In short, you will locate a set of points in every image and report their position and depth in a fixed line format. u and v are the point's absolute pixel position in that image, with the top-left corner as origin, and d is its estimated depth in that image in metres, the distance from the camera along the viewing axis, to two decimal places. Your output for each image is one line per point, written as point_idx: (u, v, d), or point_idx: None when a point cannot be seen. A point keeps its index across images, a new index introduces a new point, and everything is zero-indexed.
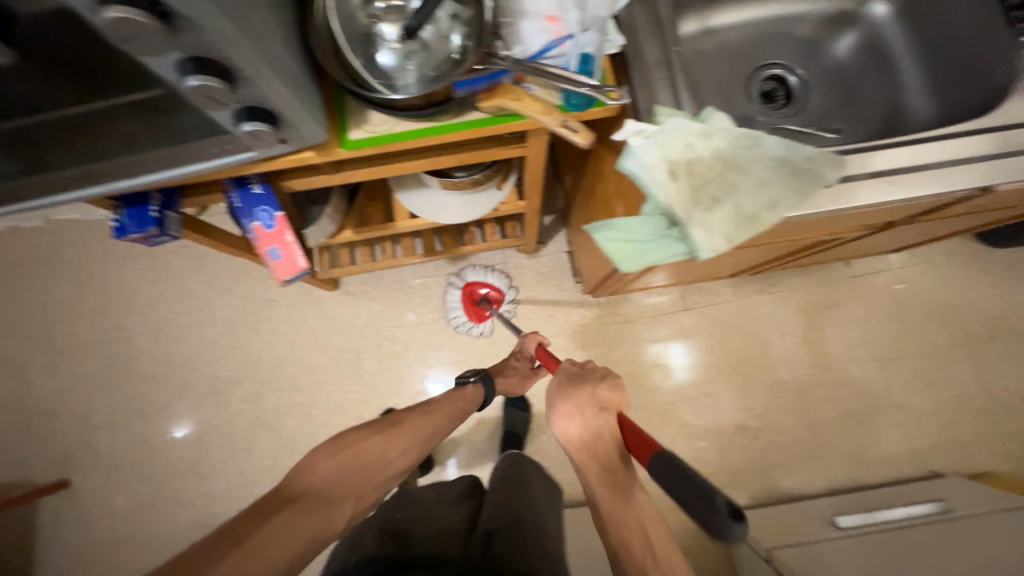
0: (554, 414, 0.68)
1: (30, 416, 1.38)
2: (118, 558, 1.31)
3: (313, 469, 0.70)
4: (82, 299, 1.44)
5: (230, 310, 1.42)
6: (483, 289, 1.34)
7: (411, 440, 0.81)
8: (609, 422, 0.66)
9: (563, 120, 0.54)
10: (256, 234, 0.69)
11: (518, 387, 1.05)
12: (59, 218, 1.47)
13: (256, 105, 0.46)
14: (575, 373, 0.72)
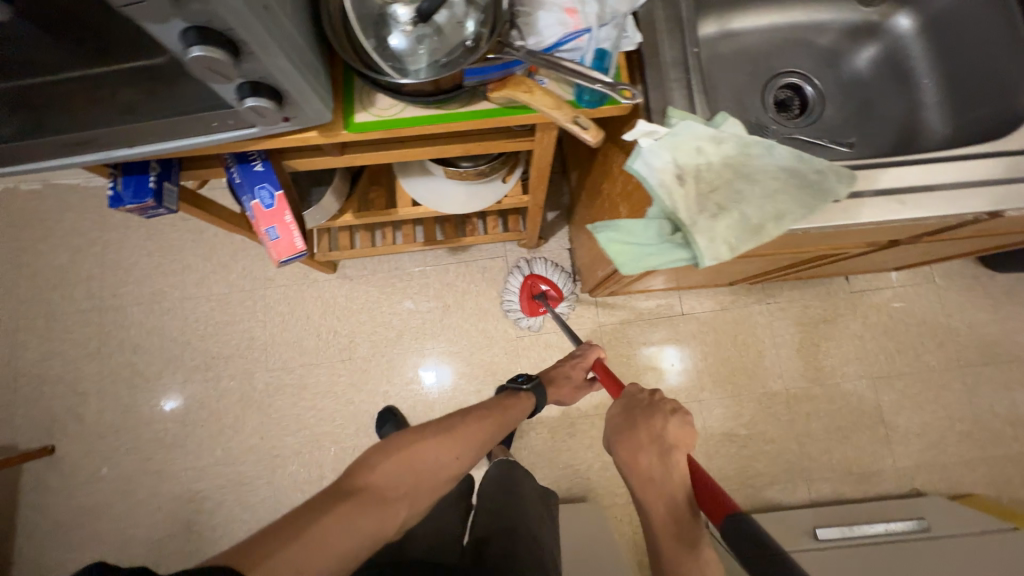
0: (622, 443, 0.69)
1: (19, 380, 1.37)
2: (103, 527, 1.31)
3: (374, 468, 0.70)
4: (76, 265, 1.42)
5: (225, 286, 1.41)
6: (546, 284, 1.32)
7: (466, 445, 0.80)
8: (681, 463, 0.65)
9: (574, 117, 0.53)
10: (254, 212, 0.67)
11: (569, 398, 1.04)
12: (55, 181, 1.45)
13: (260, 82, 0.44)
14: (646, 404, 0.73)
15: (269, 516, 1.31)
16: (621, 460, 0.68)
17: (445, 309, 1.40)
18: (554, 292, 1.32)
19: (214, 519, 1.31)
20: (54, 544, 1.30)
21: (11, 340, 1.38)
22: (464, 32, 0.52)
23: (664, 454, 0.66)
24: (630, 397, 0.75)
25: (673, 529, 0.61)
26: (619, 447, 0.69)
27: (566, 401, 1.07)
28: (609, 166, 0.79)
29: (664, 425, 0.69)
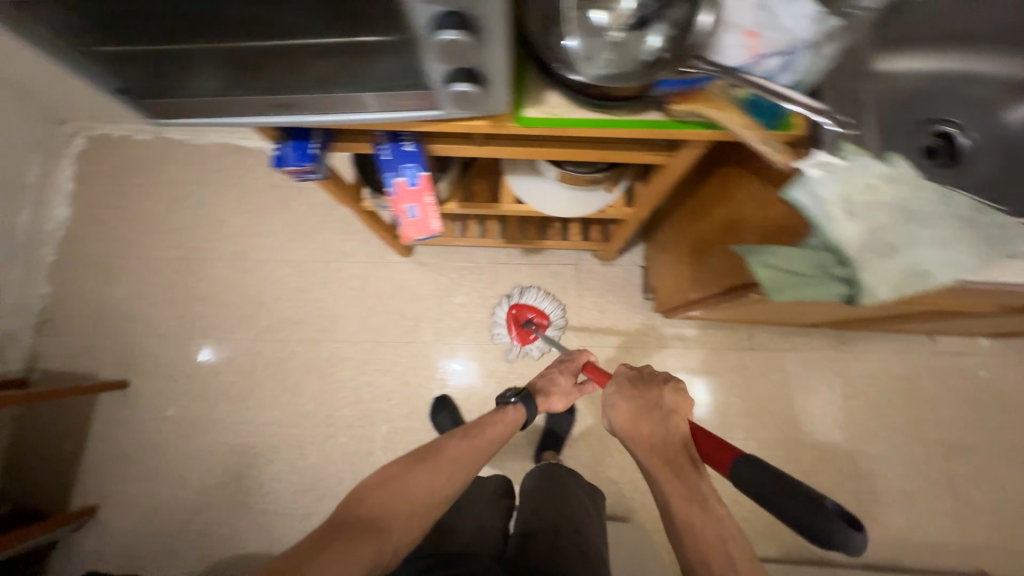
0: (621, 412, 0.76)
1: (106, 315, 1.45)
2: (161, 465, 1.37)
3: (367, 499, 0.73)
4: (172, 215, 1.51)
5: (306, 254, 1.47)
6: (531, 312, 1.36)
7: (455, 465, 0.81)
8: (679, 424, 0.72)
9: (766, 139, 0.54)
10: (396, 189, 0.69)
11: (559, 404, 1.01)
12: (167, 135, 1.55)
13: (474, 68, 0.46)
14: (637, 378, 0.80)
15: (315, 482, 1.34)
16: (624, 429, 0.75)
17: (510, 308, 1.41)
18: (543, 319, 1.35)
19: (264, 476, 1.35)
20: (115, 474, 1.37)
21: (104, 275, 1.47)
22: (646, 47, 0.51)
23: (663, 418, 0.73)
24: (625, 373, 0.82)
25: (677, 483, 0.65)
26: (618, 421, 0.76)
27: (555, 408, 1.04)
28: (727, 190, 0.80)
29: (660, 393, 0.76)
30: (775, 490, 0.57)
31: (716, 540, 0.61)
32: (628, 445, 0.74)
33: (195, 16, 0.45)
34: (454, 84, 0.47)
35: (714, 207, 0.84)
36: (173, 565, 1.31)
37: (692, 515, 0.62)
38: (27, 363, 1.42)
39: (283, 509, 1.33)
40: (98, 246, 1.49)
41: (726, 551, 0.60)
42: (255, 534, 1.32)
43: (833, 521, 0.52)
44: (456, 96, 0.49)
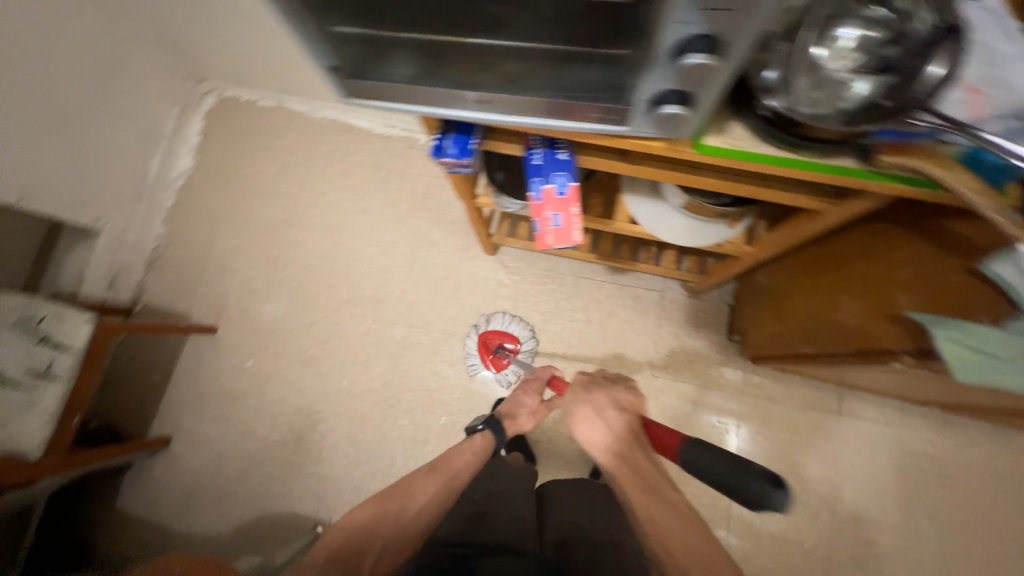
0: (578, 419, 0.81)
1: (208, 263, 1.56)
2: (233, 413, 1.46)
3: (338, 537, 0.81)
4: (280, 180, 1.60)
5: (395, 236, 1.52)
6: (500, 337, 1.36)
7: (416, 504, 0.85)
8: (629, 423, 0.79)
9: (997, 206, 0.48)
10: (542, 195, 0.69)
11: (526, 424, 1.01)
12: (286, 105, 1.64)
13: (692, 95, 0.46)
14: (587, 381, 0.86)
15: (370, 458, 1.38)
16: (582, 434, 0.79)
17: (586, 324, 1.39)
18: (513, 343, 1.35)
19: (324, 441, 1.40)
20: (191, 412, 1.47)
21: (212, 227, 1.58)
22: (851, 93, 0.49)
23: (615, 419, 0.80)
24: (577, 380, 0.88)
25: (635, 479, 0.73)
26: (578, 430, 0.80)
27: (524, 428, 1.04)
28: (874, 246, 0.75)
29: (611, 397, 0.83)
30: (716, 464, 0.70)
31: (677, 527, 0.69)
32: (589, 451, 0.79)
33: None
34: (663, 106, 0.48)
35: (850, 262, 0.80)
36: (229, 509, 1.38)
37: (656, 514, 0.70)
38: (134, 296, 1.55)
39: (337, 478, 1.38)
40: (211, 199, 1.60)
41: (688, 540, 0.68)
42: (307, 496, 1.37)
43: (760, 483, 0.66)
44: (659, 117, 0.49)
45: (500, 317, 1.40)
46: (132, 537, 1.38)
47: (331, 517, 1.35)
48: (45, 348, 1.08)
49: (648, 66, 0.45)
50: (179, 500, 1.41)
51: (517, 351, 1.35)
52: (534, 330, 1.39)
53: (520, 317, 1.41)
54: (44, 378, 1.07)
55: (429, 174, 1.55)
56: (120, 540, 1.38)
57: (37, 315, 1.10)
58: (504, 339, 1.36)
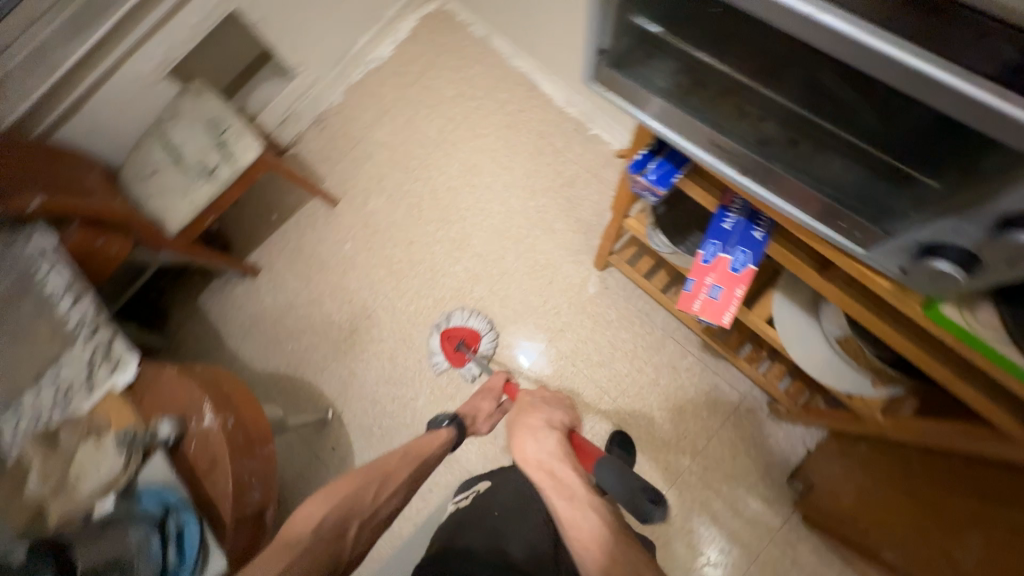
0: (516, 443, 0.89)
1: (358, 146, 1.67)
2: (314, 280, 1.59)
3: (308, 517, 0.78)
4: (452, 104, 1.66)
5: (521, 206, 1.53)
6: (460, 333, 1.40)
7: (387, 482, 0.86)
8: (557, 439, 0.88)
9: None
10: (713, 260, 0.65)
11: (484, 427, 1.08)
12: (492, 40, 1.67)
13: (981, 265, 0.40)
14: (527, 408, 0.99)
15: (397, 382, 1.45)
16: (517, 453, 0.88)
17: (649, 382, 1.32)
18: (472, 339, 1.39)
19: (370, 346, 1.50)
20: (285, 259, 1.62)
21: (377, 117, 1.69)
22: None
23: (543, 437, 0.88)
24: (521, 405, 1.01)
25: (559, 488, 0.78)
26: (516, 452, 0.88)
27: (480, 431, 1.10)
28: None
29: (540, 420, 0.94)
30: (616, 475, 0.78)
31: (591, 529, 0.71)
32: (524, 468, 0.85)
33: (757, 50, 0.44)
34: (938, 260, 0.42)
35: (986, 499, 0.67)
36: (272, 354, 1.54)
37: (578, 523, 0.72)
38: (291, 141, 1.70)
39: (363, 383, 1.47)
40: (389, 92, 1.70)
41: (600, 539, 0.69)
42: (333, 381, 1.48)
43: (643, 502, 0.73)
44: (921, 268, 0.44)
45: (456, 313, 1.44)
46: (197, 331, 1.59)
47: (343, 409, 1.46)
48: (218, 153, 1.23)
49: (952, 218, 0.39)
50: (240, 323, 1.58)
51: (478, 347, 1.39)
52: (492, 322, 1.42)
53: (479, 311, 1.44)
54: (206, 176, 1.22)
55: (581, 166, 1.53)
56: (189, 328, 1.60)
57: (226, 123, 1.25)
58: (462, 335, 1.40)
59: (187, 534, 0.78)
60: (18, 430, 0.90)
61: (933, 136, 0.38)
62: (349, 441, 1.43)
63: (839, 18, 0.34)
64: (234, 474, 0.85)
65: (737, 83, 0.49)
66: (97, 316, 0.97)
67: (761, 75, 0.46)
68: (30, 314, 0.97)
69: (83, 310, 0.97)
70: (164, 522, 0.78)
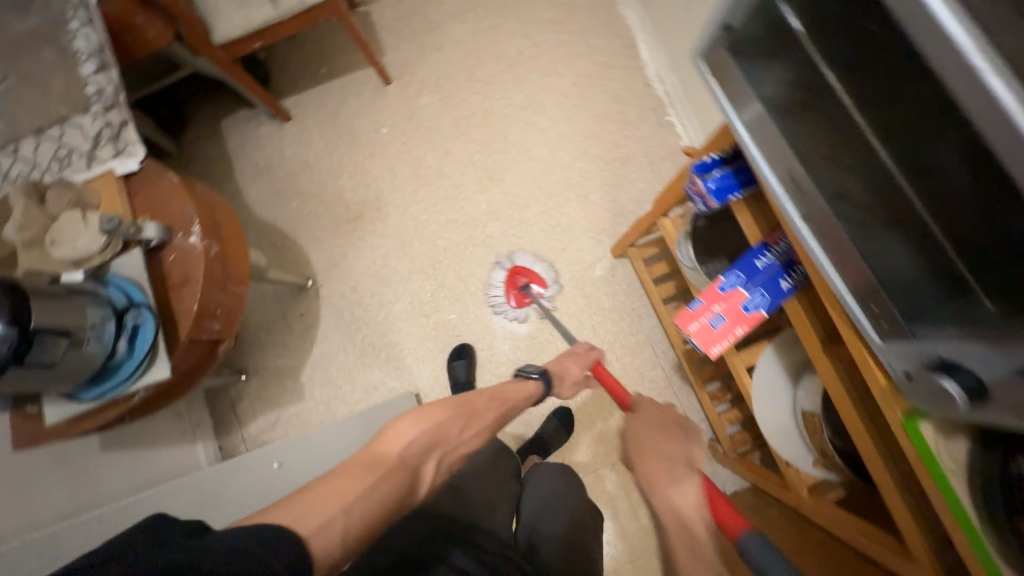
0: (646, 471, 0.86)
1: (432, 32, 1.56)
2: (339, 150, 1.54)
3: (398, 438, 0.80)
4: (543, 30, 1.53)
5: (566, 163, 1.46)
6: (530, 276, 1.38)
7: (473, 420, 0.92)
8: (690, 485, 0.80)
9: None
10: (728, 291, 0.63)
11: (569, 390, 1.10)
12: None
13: (984, 399, 0.39)
14: (658, 434, 0.90)
15: (383, 281, 1.46)
16: (644, 479, 0.85)
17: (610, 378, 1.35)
18: (538, 284, 1.38)
19: (370, 237, 1.48)
20: (318, 117, 1.56)
21: (463, 9, 1.56)
22: None
23: (681, 475, 0.82)
24: (652, 415, 0.94)
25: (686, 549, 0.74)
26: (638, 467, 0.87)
27: (565, 396, 1.12)
28: None
29: (682, 453, 0.86)
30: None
31: None
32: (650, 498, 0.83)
33: (882, 91, 0.38)
34: (944, 377, 0.41)
35: None
36: (275, 206, 1.53)
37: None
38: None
39: (351, 268, 1.47)
40: None
41: None
42: (323, 255, 1.49)
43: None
44: (925, 378, 0.43)
45: (522, 253, 1.41)
46: (209, 153, 1.56)
47: (322, 284, 1.47)
48: None
49: (983, 346, 0.37)
50: (255, 164, 1.55)
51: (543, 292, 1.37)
52: (559, 274, 1.40)
53: (545, 257, 1.42)
54: None
55: (642, 149, 1.44)
56: (203, 147, 1.56)
57: None
58: (530, 277, 1.38)
59: (141, 332, 0.80)
60: (9, 175, 0.90)
61: (1013, 259, 0.34)
62: (318, 315, 1.46)
63: (1009, 84, 0.28)
64: (199, 299, 0.86)
65: (846, 118, 0.42)
66: (116, 94, 0.92)
67: (869, 119, 0.40)
68: (49, 63, 0.92)
69: (105, 82, 0.92)
70: (123, 313, 0.80)
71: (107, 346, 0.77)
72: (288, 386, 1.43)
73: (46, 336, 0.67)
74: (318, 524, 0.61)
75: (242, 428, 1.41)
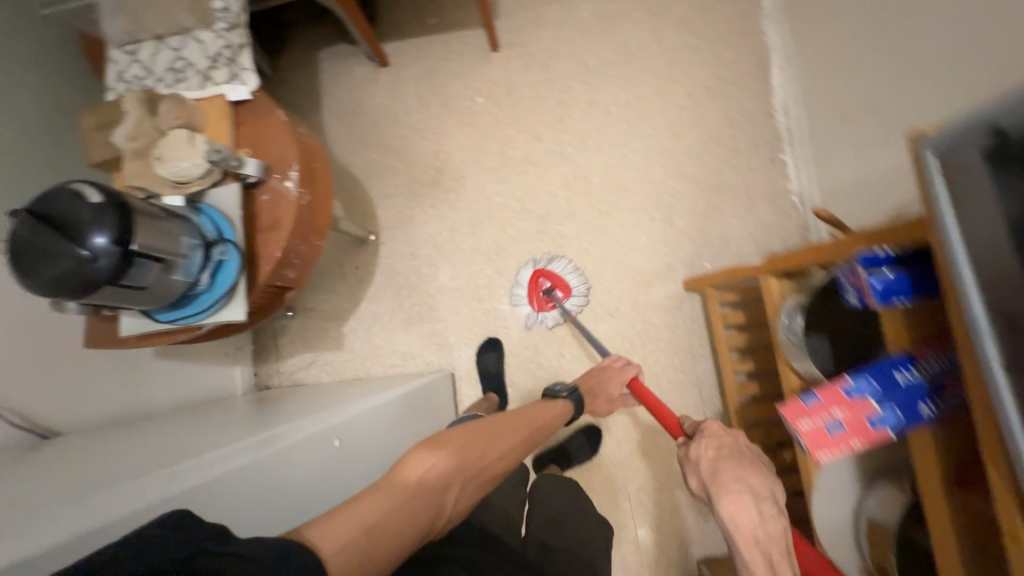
0: (725, 496, 0.70)
1: (554, 3, 1.45)
2: (430, 109, 1.48)
3: (415, 466, 0.72)
4: (673, 28, 1.41)
5: (661, 178, 1.37)
6: (555, 281, 1.33)
7: (498, 441, 0.86)
8: (775, 522, 0.67)
9: None
10: (855, 398, 0.57)
11: (603, 407, 1.15)
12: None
13: None
14: (731, 458, 0.76)
15: (445, 253, 1.43)
16: (724, 512, 0.69)
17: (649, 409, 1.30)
18: (563, 291, 1.33)
19: (441, 206, 1.45)
20: (415, 69, 1.49)
21: None
22: None
23: (762, 510, 0.68)
24: (717, 435, 0.82)
25: None
26: (723, 506, 0.69)
27: (598, 412, 1.18)
28: None
29: (762, 485, 0.72)
30: None
31: None
32: (724, 532, 0.68)
33: None
34: None
35: None
36: (354, 151, 1.49)
37: None
38: None
39: (414, 232, 1.45)
40: None
41: None
42: (391, 213, 1.46)
43: None
44: None
45: (552, 255, 1.36)
46: (301, 82, 1.53)
47: (384, 241, 1.46)
48: None
49: None
50: (343, 103, 1.51)
51: (567, 299, 1.33)
52: (587, 282, 1.35)
53: (577, 264, 1.36)
54: None
55: (745, 182, 1.34)
56: (296, 74, 1.53)
57: None
58: (557, 281, 1.34)
59: (225, 268, 0.80)
60: (125, 77, 0.89)
61: None
62: (373, 271, 1.45)
63: None
64: (283, 246, 0.85)
65: None
66: (240, 14, 0.89)
67: None
68: None
69: None
70: (211, 246, 0.79)
71: (191, 277, 0.76)
72: (330, 333, 1.45)
73: (142, 260, 0.67)
74: (342, 544, 0.56)
75: (279, 361, 1.45)
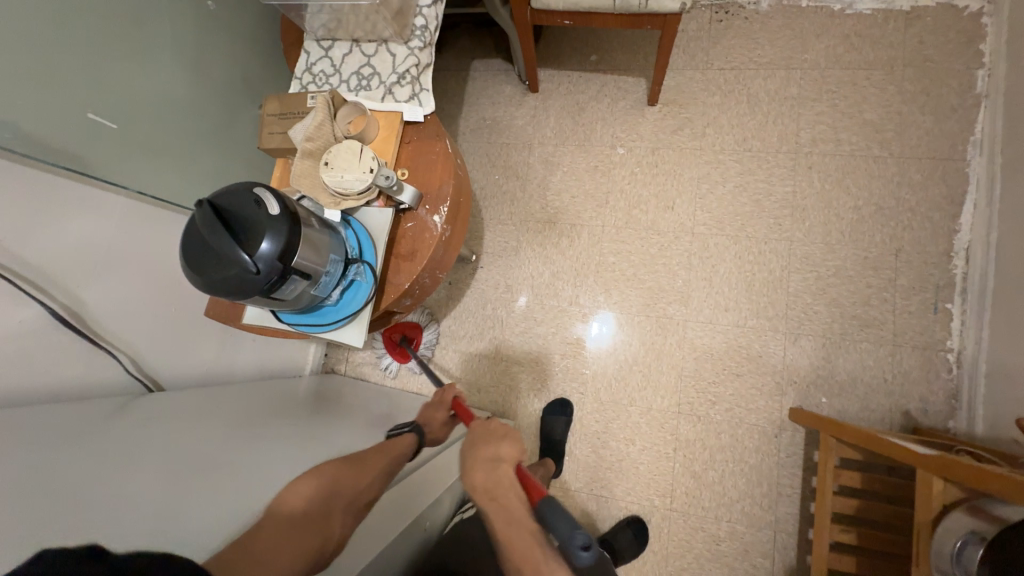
0: (466, 474, 0.77)
1: (729, 72, 1.36)
2: (567, 146, 1.43)
3: (297, 497, 0.69)
4: (855, 132, 1.27)
5: (797, 287, 1.24)
6: (402, 332, 1.36)
7: (379, 471, 0.79)
8: (505, 472, 0.76)
9: None
10: None
11: (440, 433, 0.99)
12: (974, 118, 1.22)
13: None
14: (475, 438, 0.82)
15: (539, 295, 1.37)
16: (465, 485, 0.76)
17: (713, 533, 1.17)
18: (414, 339, 1.37)
19: (550, 247, 1.39)
20: (563, 102, 1.45)
21: (777, 64, 1.34)
22: None
23: (494, 463, 0.77)
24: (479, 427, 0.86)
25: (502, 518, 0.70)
26: (466, 483, 0.76)
27: (438, 441, 1.02)
28: None
29: (499, 449, 0.79)
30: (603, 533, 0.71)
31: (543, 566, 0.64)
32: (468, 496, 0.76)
33: None
34: None
35: None
36: (479, 168, 1.48)
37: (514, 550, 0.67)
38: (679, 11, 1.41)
39: (516, 265, 1.40)
40: (816, 55, 1.32)
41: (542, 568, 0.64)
42: (498, 239, 1.43)
43: None
44: None
45: None
46: (448, 87, 1.53)
47: (483, 265, 1.43)
48: None
49: None
50: (482, 118, 1.50)
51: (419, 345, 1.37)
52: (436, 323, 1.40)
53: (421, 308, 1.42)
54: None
55: (895, 321, 1.18)
56: (446, 78, 1.53)
57: None
58: (405, 331, 1.37)
59: (358, 287, 0.79)
60: (313, 70, 0.92)
61: None
62: (463, 291, 1.43)
63: None
64: (412, 279, 0.82)
65: None
66: (435, 33, 0.89)
67: None
68: None
69: (431, 18, 0.89)
70: (349, 263, 0.77)
71: (325, 292, 0.75)
72: None
73: (295, 277, 0.66)
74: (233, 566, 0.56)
75: (350, 350, 1.45)
